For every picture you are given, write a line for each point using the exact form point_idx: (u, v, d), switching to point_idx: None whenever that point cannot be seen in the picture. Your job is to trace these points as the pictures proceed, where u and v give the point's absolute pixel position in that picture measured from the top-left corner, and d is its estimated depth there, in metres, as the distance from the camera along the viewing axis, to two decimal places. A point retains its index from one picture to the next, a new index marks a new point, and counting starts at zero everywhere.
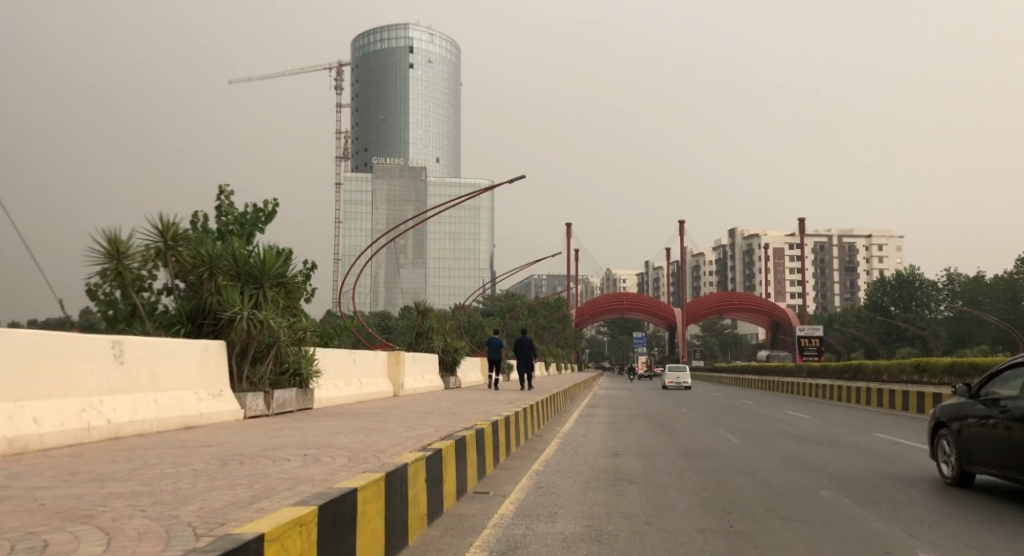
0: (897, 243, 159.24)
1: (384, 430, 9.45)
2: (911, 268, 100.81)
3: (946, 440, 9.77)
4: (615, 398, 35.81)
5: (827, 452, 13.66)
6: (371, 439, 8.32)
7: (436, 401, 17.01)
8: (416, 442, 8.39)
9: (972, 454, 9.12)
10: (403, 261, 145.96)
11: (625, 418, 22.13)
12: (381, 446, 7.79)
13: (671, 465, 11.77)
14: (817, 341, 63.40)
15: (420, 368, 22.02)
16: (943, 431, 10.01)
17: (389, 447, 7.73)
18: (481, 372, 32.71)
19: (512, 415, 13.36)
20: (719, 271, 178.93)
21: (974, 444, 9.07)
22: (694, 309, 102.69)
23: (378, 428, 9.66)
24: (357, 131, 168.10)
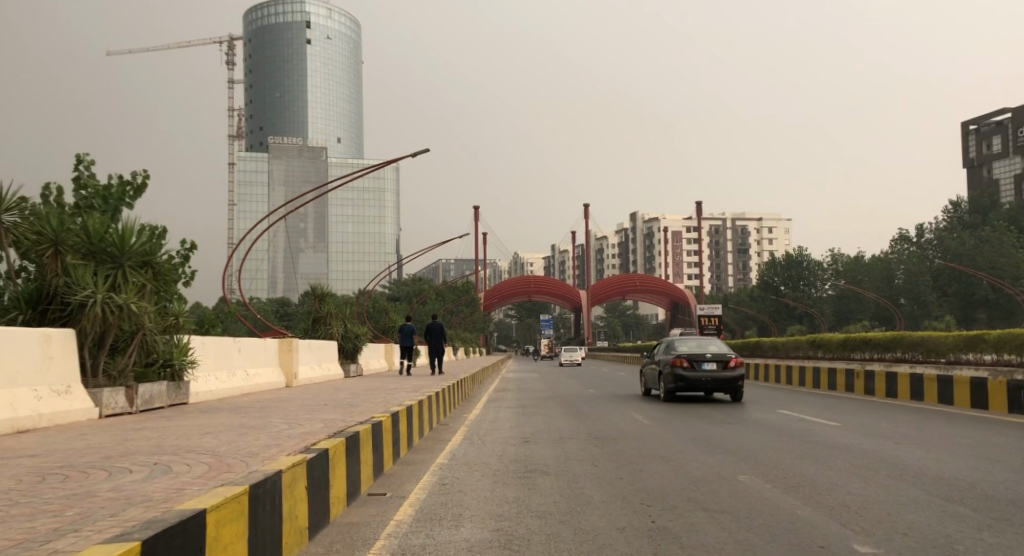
0: (785, 226, 166.04)
1: (264, 427, 8.29)
2: (799, 249, 104.64)
3: (642, 379, 22.30)
4: (522, 381, 35.28)
5: (740, 431, 13.28)
6: (246, 438, 7.17)
7: (330, 391, 15.78)
8: (296, 440, 7.27)
9: (648, 383, 21.55)
10: (302, 245, 143.76)
11: (534, 401, 21.44)
12: (254, 446, 6.66)
13: (581, 450, 11.10)
14: (717, 319, 65.00)
15: (316, 355, 20.74)
16: (644, 375, 22.62)
17: (263, 448, 6.61)
18: (384, 358, 31.44)
19: (414, 404, 12.42)
20: (622, 253, 182.02)
21: (647, 379, 21.52)
22: (598, 291, 103.85)
23: (257, 425, 8.46)
24: (252, 109, 161.67)
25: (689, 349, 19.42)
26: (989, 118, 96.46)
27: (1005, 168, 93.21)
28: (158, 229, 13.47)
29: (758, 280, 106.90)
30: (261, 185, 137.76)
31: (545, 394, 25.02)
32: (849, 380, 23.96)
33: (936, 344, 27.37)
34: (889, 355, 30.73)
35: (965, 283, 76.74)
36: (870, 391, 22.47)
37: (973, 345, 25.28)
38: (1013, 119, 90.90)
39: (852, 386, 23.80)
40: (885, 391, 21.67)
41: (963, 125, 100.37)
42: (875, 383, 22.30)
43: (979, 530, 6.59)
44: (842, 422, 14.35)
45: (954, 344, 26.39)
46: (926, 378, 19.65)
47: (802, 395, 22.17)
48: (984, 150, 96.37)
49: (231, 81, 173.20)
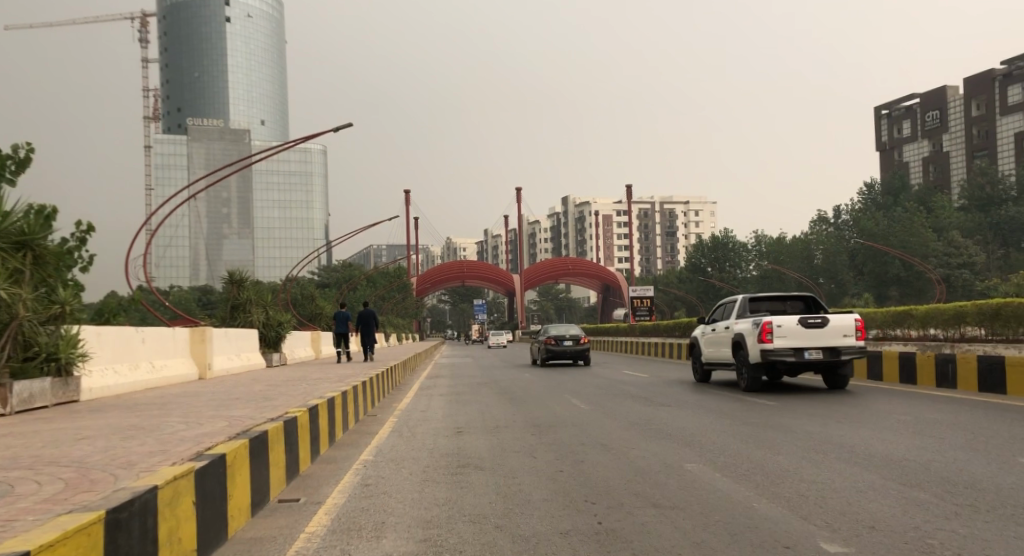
0: (711, 209, 169.27)
1: (156, 428, 7.23)
2: (725, 231, 106.46)
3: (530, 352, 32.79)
4: (456, 368, 34.51)
5: (683, 413, 12.74)
6: (125, 445, 6.11)
7: (248, 383, 14.67)
8: (188, 443, 6.24)
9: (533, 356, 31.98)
10: (226, 231, 138.57)
11: (467, 387, 20.61)
12: (130, 455, 5.64)
13: (517, 441, 10.30)
14: (649, 301, 65.28)
15: (234, 345, 19.50)
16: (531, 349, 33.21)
17: (138, 457, 5.59)
18: (311, 345, 30.16)
19: (337, 396, 11.44)
20: (554, 237, 182.55)
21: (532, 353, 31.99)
22: (531, 275, 103.62)
23: (148, 426, 7.38)
24: (168, 89, 155.02)
25: (557, 330, 29.91)
26: (899, 103, 99.50)
27: (914, 151, 96.24)
28: (41, 209, 12.17)
29: (686, 261, 108.60)
30: (180, 168, 132.23)
31: (480, 380, 24.22)
32: None
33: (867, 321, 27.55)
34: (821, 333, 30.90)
35: (879, 262, 79.24)
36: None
37: (901, 322, 25.56)
38: (921, 102, 93.73)
39: None
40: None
41: (876, 110, 103.37)
42: None
43: (950, 520, 6.08)
44: (780, 401, 13.99)
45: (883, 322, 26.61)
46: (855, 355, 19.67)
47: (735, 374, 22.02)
48: (895, 134, 99.47)
49: (146, 59, 165.50)
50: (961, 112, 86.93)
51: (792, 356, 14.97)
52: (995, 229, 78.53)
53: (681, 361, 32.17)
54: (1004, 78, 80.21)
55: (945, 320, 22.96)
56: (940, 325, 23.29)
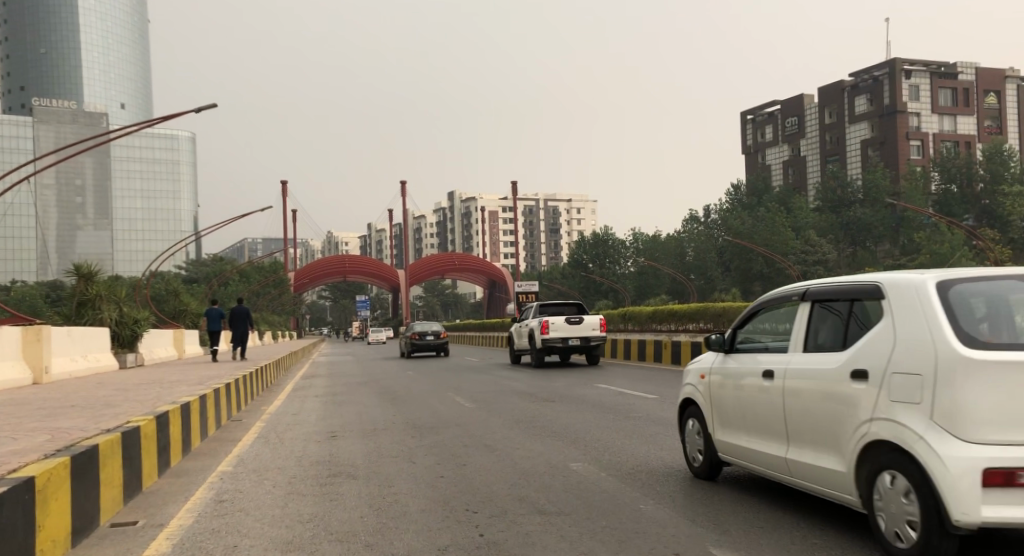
0: (592, 206, 172.93)
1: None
2: (605, 228, 108.94)
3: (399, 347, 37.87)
4: (336, 365, 33.23)
5: (568, 409, 12.44)
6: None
7: (92, 388, 13.27)
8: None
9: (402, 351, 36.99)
10: (81, 222, 129.14)
11: (343, 387, 19.69)
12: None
13: (395, 444, 9.62)
14: (534, 296, 65.71)
15: (79, 347, 17.79)
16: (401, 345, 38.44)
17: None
18: (173, 345, 28.26)
19: (194, 399, 10.40)
20: (439, 232, 181.29)
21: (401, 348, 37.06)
22: (415, 271, 102.49)
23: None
24: (14, 68, 142.68)
25: (421, 327, 35.21)
26: (763, 109, 104.57)
27: (775, 155, 101.50)
28: None
29: (568, 257, 110.49)
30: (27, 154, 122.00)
31: (359, 378, 23.31)
32: (656, 350, 24.33)
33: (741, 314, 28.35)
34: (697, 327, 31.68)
35: (744, 259, 83.22)
36: (678, 360, 22.84)
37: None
38: (781, 109, 99.13)
39: (659, 354, 24.15)
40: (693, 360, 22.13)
41: (743, 115, 108.26)
42: (678, 352, 22.76)
43: (840, 516, 5.90)
44: (663, 395, 13.91)
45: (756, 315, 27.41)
46: None
47: (615, 367, 22.10)
48: (759, 138, 104.53)
49: None
50: (817, 119, 92.49)
51: (561, 343, 22.70)
52: (847, 228, 84.04)
53: None
54: (853, 89, 86.15)
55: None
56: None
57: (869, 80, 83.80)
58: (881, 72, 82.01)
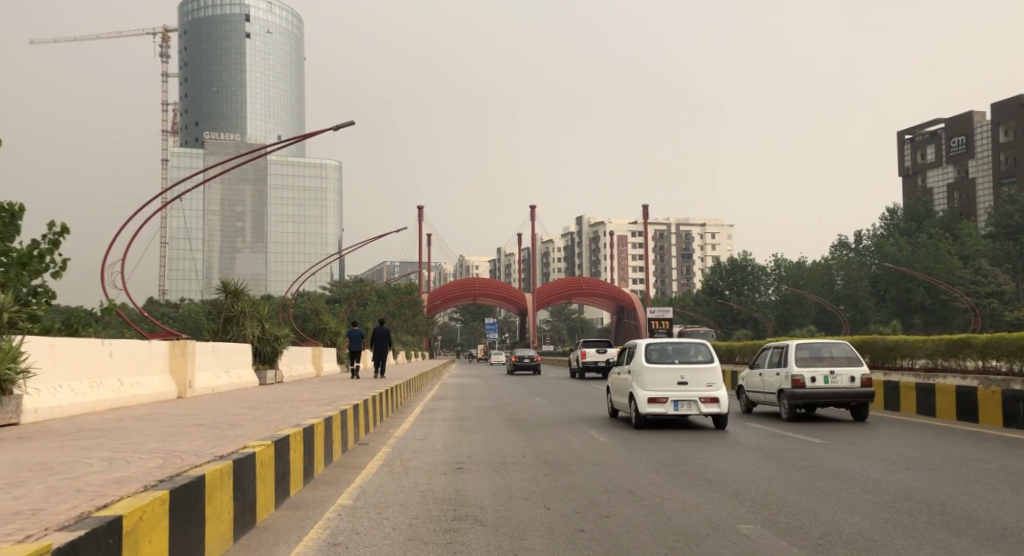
0: (728, 231, 167.24)
1: (57, 469, 5.62)
2: (744, 253, 104.23)
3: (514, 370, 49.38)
4: (466, 389, 32.78)
5: (722, 453, 11.10)
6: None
7: (228, 404, 13.19)
8: (84, 493, 4.60)
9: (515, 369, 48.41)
10: (240, 245, 138.40)
11: (473, 412, 19.03)
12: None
13: (530, 485, 8.65)
14: (667, 323, 63.43)
15: (224, 363, 18.14)
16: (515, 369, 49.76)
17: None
18: (312, 363, 28.73)
19: (322, 425, 9.92)
20: (568, 257, 180.97)
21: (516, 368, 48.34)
22: (544, 295, 101.97)
23: (50, 467, 5.80)
24: (186, 103, 155.36)
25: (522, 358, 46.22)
26: (923, 128, 97.18)
27: (938, 177, 94.05)
28: None
29: (703, 283, 106.58)
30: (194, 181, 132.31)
31: (488, 403, 22.65)
32: None
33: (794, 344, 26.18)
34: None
35: (901, 289, 77.18)
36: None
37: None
38: (946, 128, 91.95)
39: None
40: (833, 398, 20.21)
41: (899, 134, 100.99)
42: None
43: None
44: (829, 439, 12.39)
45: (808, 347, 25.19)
46: (879, 388, 18.36)
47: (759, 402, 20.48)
48: (919, 159, 97.24)
49: (166, 74, 167.46)
50: (988, 139, 85.09)
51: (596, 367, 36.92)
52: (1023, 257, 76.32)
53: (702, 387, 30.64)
54: None
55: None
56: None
57: None
58: None
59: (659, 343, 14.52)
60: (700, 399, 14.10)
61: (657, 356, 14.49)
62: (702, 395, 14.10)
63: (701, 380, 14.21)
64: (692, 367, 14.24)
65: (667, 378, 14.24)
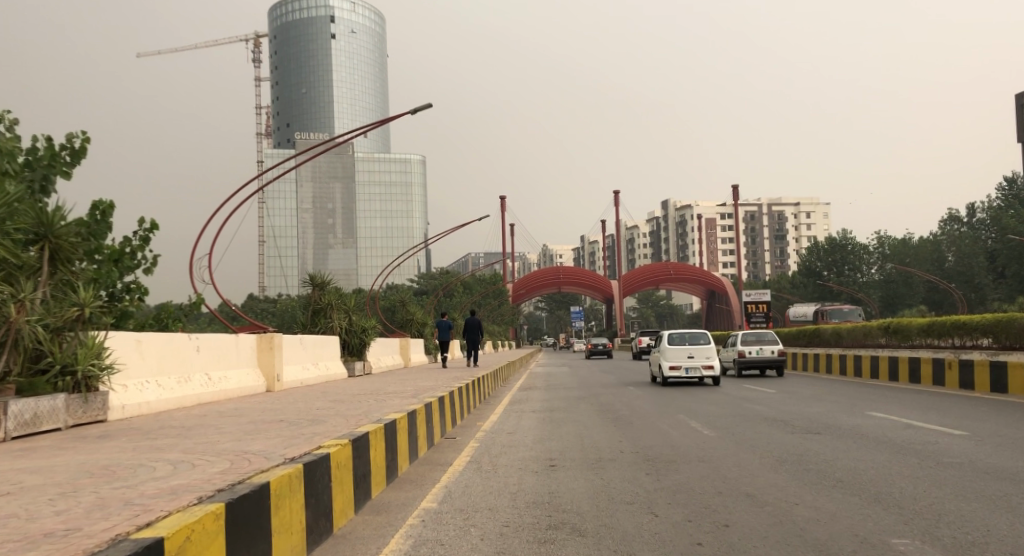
0: (823, 210, 160.51)
1: (116, 475, 5.13)
2: (844, 231, 99.24)
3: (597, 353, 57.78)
4: (553, 377, 32.04)
5: (846, 448, 10.03)
6: (23, 510, 3.98)
7: (314, 398, 12.80)
8: (131, 505, 4.02)
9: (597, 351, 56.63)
10: (332, 241, 141.65)
11: (564, 403, 18.27)
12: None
13: (630, 485, 7.88)
14: (765, 306, 60.93)
15: (312, 354, 18.01)
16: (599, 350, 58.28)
17: (8, 540, 3.34)
18: (400, 353, 28.59)
19: (407, 420, 9.39)
20: (654, 242, 177.84)
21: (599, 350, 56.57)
22: (632, 281, 100.05)
23: (111, 472, 5.31)
24: (277, 105, 160.37)
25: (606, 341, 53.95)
26: None
27: None
28: (69, 213, 11.16)
29: (799, 264, 102.24)
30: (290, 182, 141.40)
31: (579, 393, 21.91)
32: (915, 370, 20.75)
33: (903, 326, 24.41)
34: (866, 344, 27.81)
35: None
36: (942, 382, 19.29)
37: (936, 329, 22.37)
38: None
39: (918, 377, 20.58)
40: (960, 386, 18.51)
41: (1018, 97, 93.98)
42: (946, 375, 19.18)
43: None
44: (969, 432, 11.09)
45: (919, 329, 23.41)
46: (1011, 369, 16.70)
47: (871, 388, 19.00)
48: None
49: (258, 79, 173.18)
50: None
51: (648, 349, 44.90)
52: None
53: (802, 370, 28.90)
54: None
55: (987, 327, 19.81)
56: (981, 333, 20.11)
57: None
58: None
59: (679, 332, 23.48)
60: (702, 365, 23.18)
61: (676, 341, 23.68)
62: (703, 364, 23.21)
63: (703, 354, 23.31)
64: (697, 347, 23.28)
65: (681, 353, 23.37)
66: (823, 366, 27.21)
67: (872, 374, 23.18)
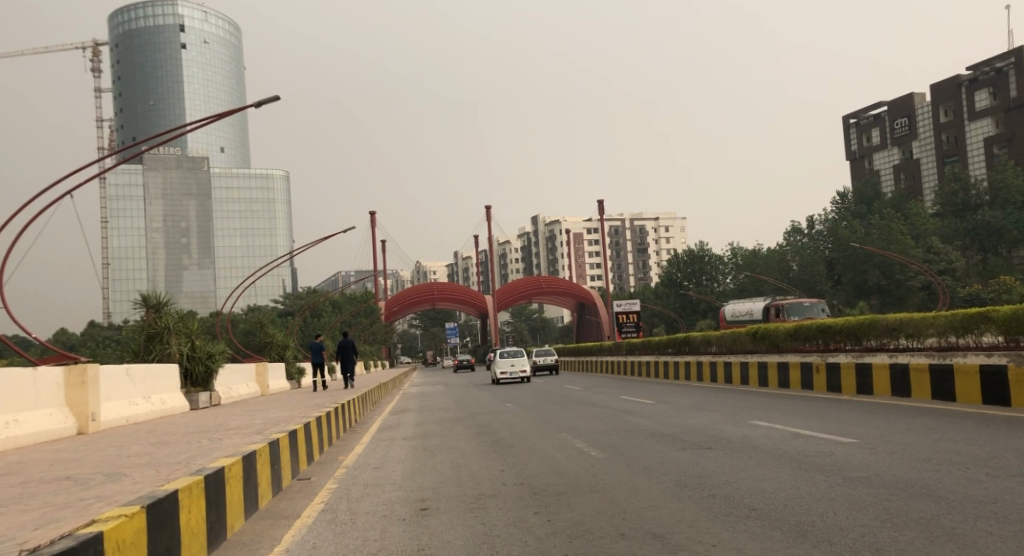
0: (681, 224, 167.33)
1: None
2: (701, 243, 103.01)
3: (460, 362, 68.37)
4: (427, 397, 30.40)
5: (746, 463, 8.95)
6: None
7: (133, 440, 10.71)
8: None
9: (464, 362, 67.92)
10: (186, 261, 133.10)
11: (437, 426, 16.81)
12: None
13: (514, 531, 6.49)
14: (635, 315, 61.68)
15: (140, 386, 15.74)
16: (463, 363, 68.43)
17: None
18: (256, 380, 26.20)
19: (243, 465, 7.58)
20: (524, 257, 179.22)
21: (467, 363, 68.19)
22: (503, 296, 99.82)
23: None
24: (123, 118, 150.66)
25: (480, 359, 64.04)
26: (867, 111, 97.46)
27: (884, 159, 94.29)
28: None
29: (662, 276, 105.14)
30: (137, 199, 132.00)
31: (454, 413, 20.52)
32: (783, 373, 20.65)
33: (770, 331, 24.53)
34: (734, 350, 27.97)
35: (858, 271, 77.07)
36: (809, 387, 19.22)
37: (803, 334, 22.48)
38: (889, 111, 91.99)
39: (786, 381, 20.47)
40: (828, 389, 18.40)
41: (844, 118, 101.35)
42: (814, 378, 19.09)
43: None
44: (859, 438, 10.31)
45: (785, 333, 23.55)
46: (876, 368, 16.66)
47: (743, 394, 18.69)
48: (864, 143, 97.45)
49: (100, 89, 161.78)
50: (930, 118, 85.26)
51: None
52: (973, 233, 77.00)
53: (672, 379, 28.83)
54: (971, 83, 79.10)
55: (849, 330, 20.03)
56: (844, 336, 20.27)
57: (991, 72, 76.70)
58: (1005, 62, 74.79)
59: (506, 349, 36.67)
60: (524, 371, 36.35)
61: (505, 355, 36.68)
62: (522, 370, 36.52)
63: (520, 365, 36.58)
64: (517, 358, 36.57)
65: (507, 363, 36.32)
66: (693, 374, 27.02)
67: (742, 380, 23.06)
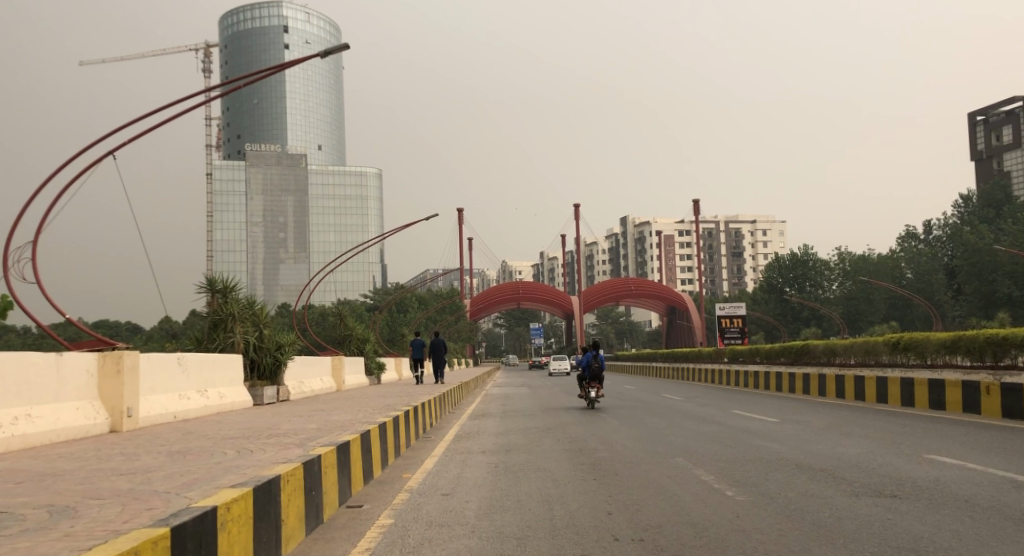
0: (779, 228, 159.74)
1: None
2: (805, 247, 97.23)
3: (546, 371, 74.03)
4: (512, 400, 27.97)
5: (972, 528, 6.14)
6: None
7: (166, 446, 8.85)
8: None
9: None
10: (283, 255, 135.76)
11: (522, 438, 14.48)
12: None
13: None
14: (740, 320, 57.64)
15: (195, 378, 14.06)
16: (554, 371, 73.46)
17: None
18: (332, 376, 24.54)
19: (249, 503, 5.21)
20: (612, 259, 175.47)
21: None
22: (592, 297, 96.65)
23: None
24: (229, 117, 156.09)
25: None
26: (997, 107, 90.16)
27: (1017, 159, 86.94)
28: None
29: (760, 280, 99.68)
30: (239, 194, 135.57)
31: (542, 422, 18.12)
32: (941, 393, 17.07)
33: (916, 343, 21.08)
34: (867, 363, 24.44)
35: (985, 280, 70.52)
36: (975, 411, 15.73)
37: (963, 347, 18.90)
38: None
39: (945, 403, 16.90)
40: (1004, 415, 14.88)
41: (969, 116, 94.16)
42: (985, 402, 15.50)
43: None
44: None
45: (937, 345, 20.08)
46: None
47: (889, 416, 15.47)
48: (994, 141, 90.25)
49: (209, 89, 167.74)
50: None
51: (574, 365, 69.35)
52: None
53: (782, 392, 25.57)
54: None
55: None
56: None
57: None
58: None
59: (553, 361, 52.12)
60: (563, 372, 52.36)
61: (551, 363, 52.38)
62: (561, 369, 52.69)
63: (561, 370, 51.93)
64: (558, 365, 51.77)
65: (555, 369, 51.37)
66: (814, 387, 23.51)
67: (880, 397, 19.61)
